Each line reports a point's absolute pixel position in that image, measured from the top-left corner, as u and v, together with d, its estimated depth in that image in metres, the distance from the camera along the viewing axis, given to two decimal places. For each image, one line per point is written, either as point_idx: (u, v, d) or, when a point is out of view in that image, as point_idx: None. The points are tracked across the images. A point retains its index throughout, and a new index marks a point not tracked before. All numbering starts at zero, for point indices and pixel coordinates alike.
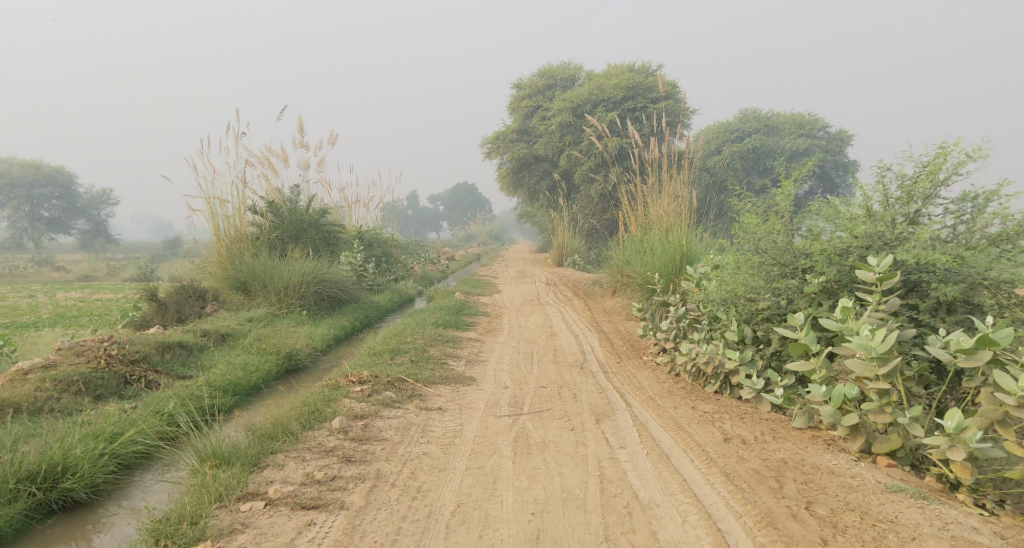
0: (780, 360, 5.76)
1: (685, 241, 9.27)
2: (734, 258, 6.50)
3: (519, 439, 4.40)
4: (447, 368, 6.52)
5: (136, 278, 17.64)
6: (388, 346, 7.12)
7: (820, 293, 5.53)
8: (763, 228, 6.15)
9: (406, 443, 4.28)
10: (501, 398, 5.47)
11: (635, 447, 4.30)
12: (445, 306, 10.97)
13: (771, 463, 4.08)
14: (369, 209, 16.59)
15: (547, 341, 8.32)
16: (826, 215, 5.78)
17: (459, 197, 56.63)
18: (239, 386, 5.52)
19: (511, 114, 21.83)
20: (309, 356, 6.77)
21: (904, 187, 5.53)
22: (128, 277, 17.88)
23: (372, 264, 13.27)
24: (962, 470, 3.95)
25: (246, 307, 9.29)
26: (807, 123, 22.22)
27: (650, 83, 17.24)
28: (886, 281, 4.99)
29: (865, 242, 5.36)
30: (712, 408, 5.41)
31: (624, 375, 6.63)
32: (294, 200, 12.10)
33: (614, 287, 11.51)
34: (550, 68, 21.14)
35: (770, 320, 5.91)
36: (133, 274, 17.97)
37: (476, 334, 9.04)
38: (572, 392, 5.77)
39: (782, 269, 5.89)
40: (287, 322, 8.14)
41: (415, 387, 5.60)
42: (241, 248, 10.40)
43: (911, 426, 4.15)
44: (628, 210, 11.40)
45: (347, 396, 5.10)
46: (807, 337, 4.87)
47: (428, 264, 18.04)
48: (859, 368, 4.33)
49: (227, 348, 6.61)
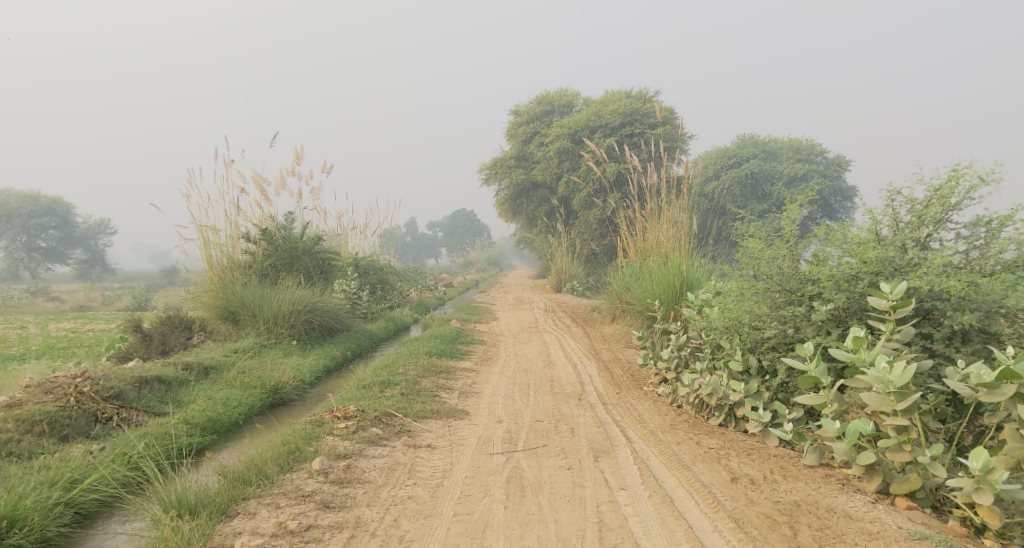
0: (787, 393, 5.56)
1: (686, 267, 9.04)
2: (738, 285, 6.27)
3: (512, 480, 4.13)
4: (439, 401, 6.24)
5: (130, 307, 17.35)
6: (379, 378, 6.85)
7: (828, 321, 5.32)
8: (767, 253, 5.92)
9: (391, 486, 4.00)
10: (495, 434, 5.20)
11: (636, 489, 4.02)
12: (441, 334, 10.71)
13: (782, 506, 3.81)
14: (365, 236, 16.39)
15: (545, 371, 8.06)
16: (834, 240, 5.57)
17: (458, 224, 56.54)
18: (217, 424, 5.25)
19: (509, 140, 21.77)
20: (296, 389, 6.51)
21: (915, 211, 5.32)
22: (122, 307, 17.59)
23: (367, 292, 13.03)
24: (990, 514, 3.71)
25: (235, 338, 9.03)
26: (805, 148, 22.19)
27: (648, 109, 17.18)
28: (900, 309, 4.77)
29: (875, 267, 5.15)
30: (717, 443, 5.14)
31: (624, 407, 6.36)
32: (288, 227, 11.89)
33: (614, 314, 11.27)
34: (548, 94, 21.10)
35: (777, 350, 5.71)
36: (127, 303, 17.69)
37: (472, 363, 8.77)
38: (569, 426, 5.50)
39: (788, 296, 5.67)
40: (275, 353, 7.88)
41: (404, 422, 5.32)
42: (232, 277, 10.17)
43: (933, 466, 3.89)
44: (628, 237, 11.19)
45: (329, 433, 4.82)
46: (818, 369, 4.63)
47: (425, 290, 17.80)
48: (877, 403, 4.08)
49: (210, 381, 6.34)
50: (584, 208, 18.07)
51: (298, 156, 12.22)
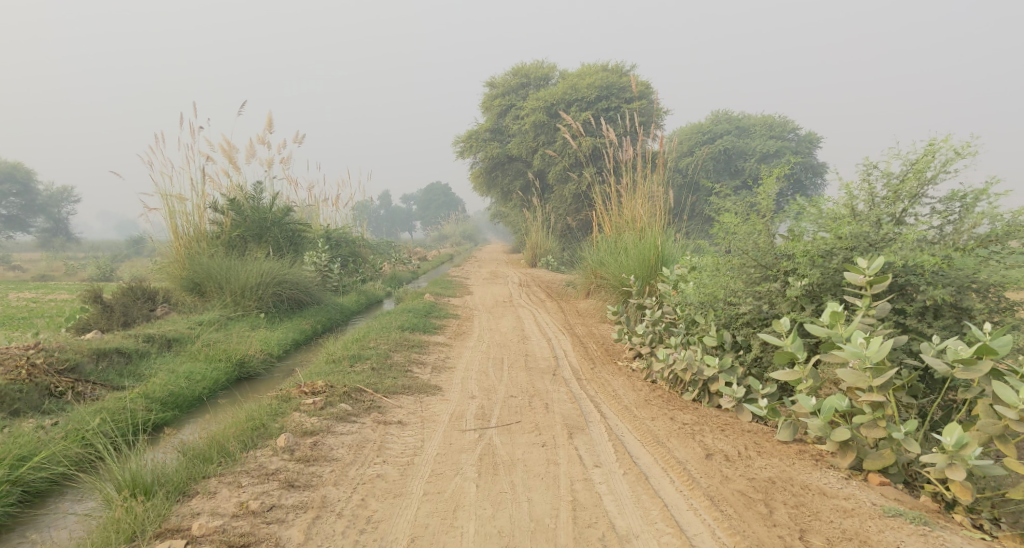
0: (761, 368, 5.53)
1: (661, 242, 8.98)
2: (714, 260, 6.21)
3: (484, 457, 4.03)
4: (411, 377, 6.12)
5: (94, 278, 16.89)
6: (349, 352, 6.70)
7: (802, 297, 5.28)
8: (743, 228, 5.85)
9: (359, 464, 3.88)
10: (467, 410, 5.10)
11: (611, 466, 3.95)
12: (413, 308, 10.56)
13: (757, 484, 3.76)
14: (337, 208, 16.11)
15: (519, 345, 7.97)
16: (810, 215, 5.51)
17: (432, 197, 56.03)
18: (178, 399, 5.08)
19: (484, 112, 21.48)
20: (263, 363, 6.34)
21: (890, 186, 5.29)
22: (85, 277, 17.13)
23: (338, 264, 12.81)
24: (962, 490, 3.69)
25: (200, 310, 8.79)
26: (777, 125, 22.26)
27: (624, 83, 17.04)
28: (876, 285, 4.71)
29: (850, 243, 5.10)
30: (691, 419, 5.09)
31: (598, 382, 6.30)
32: (257, 197, 11.60)
33: (588, 288, 11.21)
34: (523, 66, 20.79)
35: (751, 325, 5.67)
36: (90, 273, 17.23)
37: (445, 338, 8.65)
38: (543, 402, 5.42)
39: (763, 271, 5.62)
40: (242, 326, 7.68)
41: (373, 398, 5.19)
42: (199, 248, 9.89)
43: (907, 442, 3.86)
44: (603, 211, 11.09)
45: (296, 409, 4.67)
46: (794, 344, 4.57)
47: (398, 264, 17.58)
48: (853, 379, 4.04)
49: (172, 354, 6.14)
50: (559, 182, 17.93)
51: (267, 124, 11.88)
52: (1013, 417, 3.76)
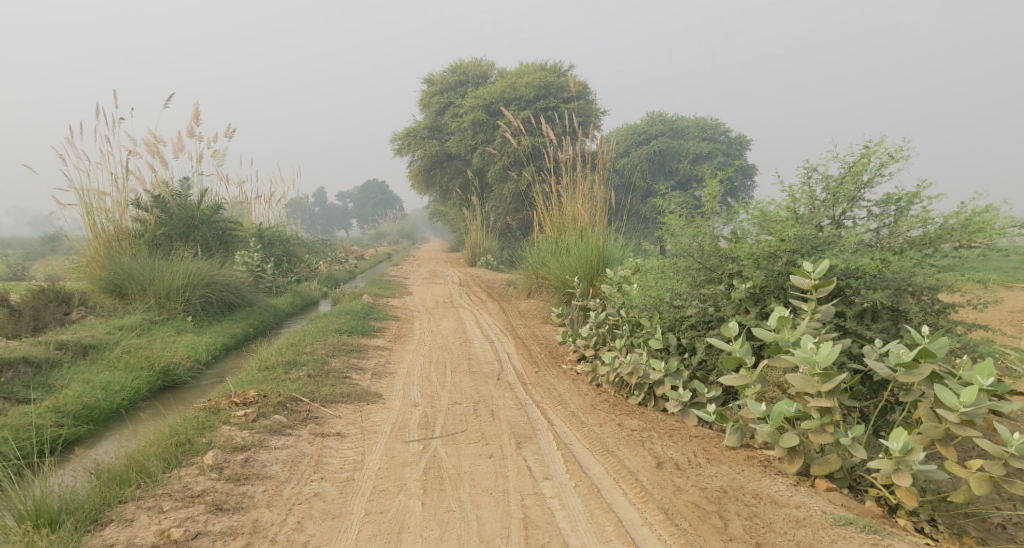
0: (706, 371, 5.50)
1: (603, 243, 8.93)
2: (658, 262, 6.18)
3: (429, 471, 3.84)
4: (350, 384, 5.84)
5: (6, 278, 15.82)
6: (283, 358, 6.38)
7: (746, 299, 5.28)
8: (687, 230, 5.81)
9: (294, 482, 3.63)
10: (410, 419, 4.89)
11: (562, 479, 3.82)
12: (350, 310, 10.22)
13: (710, 494, 3.70)
14: (270, 205, 15.56)
15: (461, 348, 7.78)
16: (752, 217, 5.51)
17: (368, 195, 55.08)
18: (94, 412, 4.71)
19: (422, 110, 21.14)
20: (190, 371, 5.97)
21: (830, 189, 5.33)
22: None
23: (270, 264, 12.32)
24: (907, 496, 3.64)
25: (120, 313, 8.26)
26: (709, 127, 22.74)
27: (563, 83, 17.05)
28: (821, 288, 4.70)
29: (793, 245, 5.10)
30: (639, 425, 5.02)
31: (543, 387, 6.17)
32: (184, 194, 11.04)
33: (530, 289, 11.11)
34: (462, 64, 20.55)
35: (696, 328, 5.65)
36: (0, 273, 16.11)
37: (384, 341, 8.38)
38: (488, 409, 5.25)
39: (708, 274, 5.59)
40: (166, 330, 7.24)
41: (310, 408, 4.92)
42: (120, 247, 9.31)
43: (854, 447, 3.82)
44: (544, 211, 10.99)
45: (225, 422, 4.36)
46: (742, 348, 4.51)
47: (335, 263, 17.11)
48: (802, 384, 3.99)
49: (88, 362, 5.71)
50: (498, 180, 17.78)
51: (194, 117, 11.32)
52: (955, 421, 3.72)
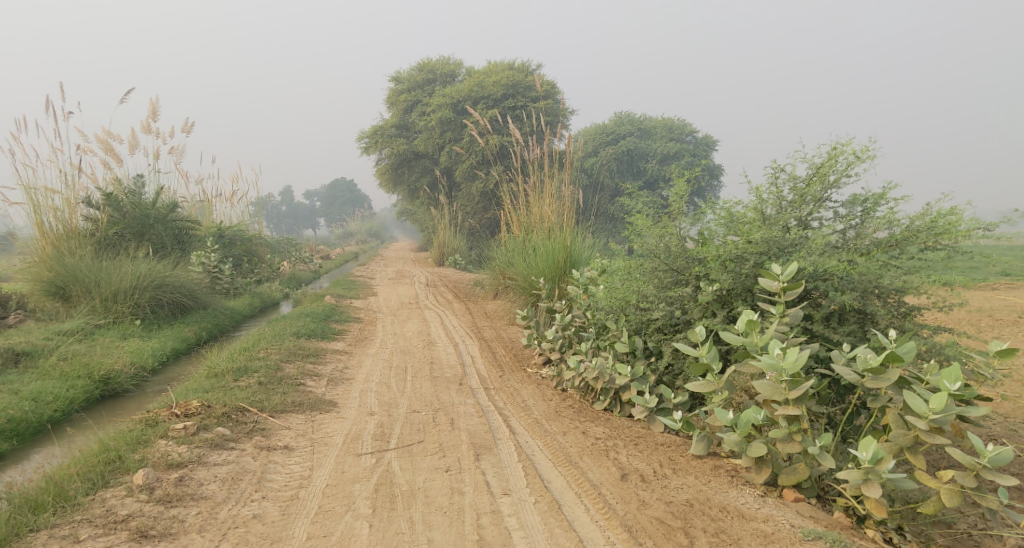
0: (673, 375, 5.34)
1: (570, 243, 8.75)
2: (624, 264, 6.01)
3: (380, 488, 3.65)
4: (304, 391, 5.57)
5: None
6: (234, 364, 6.07)
7: (713, 302, 5.14)
8: (653, 231, 5.65)
9: (232, 503, 3.46)
10: (365, 430, 4.65)
11: (521, 494, 3.63)
12: (311, 312, 9.91)
13: (675, 508, 3.53)
14: (232, 204, 15.13)
15: (424, 351, 7.53)
16: (720, 218, 5.39)
17: (336, 194, 54.35)
18: (20, 425, 4.46)
19: (389, 107, 20.78)
20: (133, 378, 5.66)
21: (798, 189, 5.22)
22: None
23: (229, 265, 11.92)
24: (877, 507, 3.47)
25: (64, 317, 7.86)
26: (676, 128, 22.79)
27: (530, 82, 16.89)
28: (790, 292, 4.53)
29: (761, 247, 4.97)
30: (604, 432, 4.84)
31: (507, 392, 5.96)
32: (138, 192, 10.63)
33: (496, 289, 10.89)
34: (429, 61, 20.26)
35: (662, 332, 5.50)
36: None
37: (344, 345, 8.10)
38: (448, 417, 5.03)
39: (675, 276, 5.44)
40: (112, 335, 6.89)
41: (258, 419, 4.64)
42: (70, 247, 8.90)
43: (822, 456, 3.63)
44: (510, 211, 10.78)
45: (162, 436, 4.07)
46: (709, 354, 4.32)
47: (298, 263, 16.71)
48: (769, 391, 3.79)
49: (22, 371, 5.38)
50: (465, 180, 17.53)
51: (149, 112, 10.90)
52: (925, 428, 3.53)
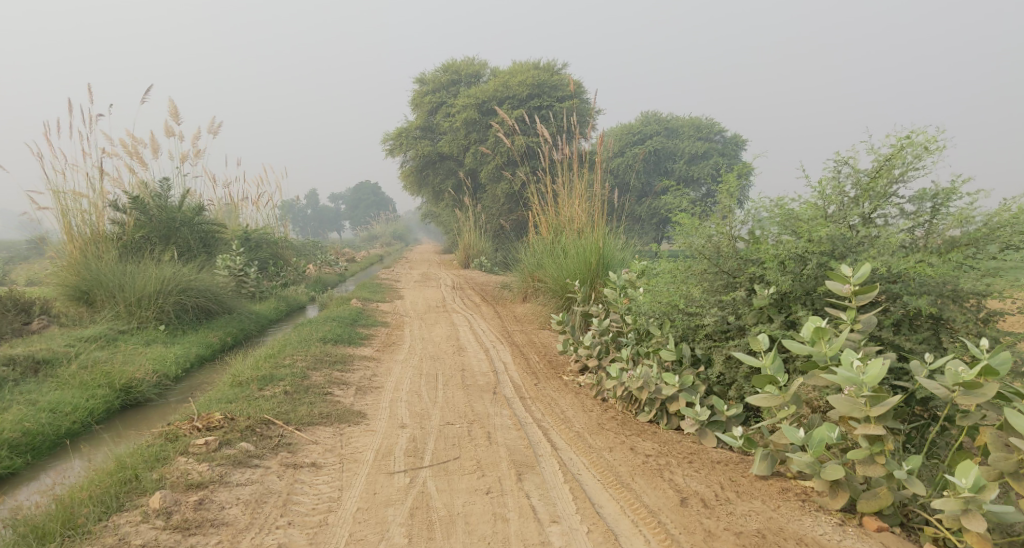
0: (724, 385, 4.95)
1: (604, 244, 8.39)
2: (669, 265, 5.62)
3: (417, 512, 3.41)
4: (330, 402, 5.27)
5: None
6: (259, 372, 5.80)
7: (770, 306, 4.75)
8: (700, 229, 5.27)
9: (255, 531, 3.20)
10: (396, 445, 4.34)
11: (572, 522, 3.44)
12: (337, 316, 9.65)
13: (745, 540, 3.31)
14: (258, 207, 14.98)
15: (454, 358, 7.21)
16: (774, 216, 5.00)
17: (361, 197, 54.47)
18: (36, 439, 4.22)
19: (414, 109, 20.58)
20: (156, 387, 5.42)
21: (860, 184, 4.82)
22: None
23: (255, 268, 11.70)
24: (978, 542, 3.08)
25: (87, 322, 7.66)
26: (705, 127, 22.08)
27: (557, 81, 16.55)
28: (861, 296, 4.07)
29: (824, 247, 4.57)
30: (654, 448, 4.50)
31: (544, 401, 5.63)
32: (164, 195, 10.48)
33: (526, 292, 10.54)
34: (454, 62, 20.03)
35: (713, 338, 5.11)
36: None
37: (372, 350, 7.81)
38: (485, 430, 4.71)
39: (726, 279, 5.06)
40: (135, 342, 6.67)
41: (283, 432, 4.35)
42: (97, 250, 8.74)
43: (910, 481, 3.24)
44: (539, 211, 10.43)
45: (183, 453, 3.78)
46: (773, 365, 3.93)
47: (324, 265, 16.52)
48: (846, 408, 3.40)
49: (42, 381, 5.16)
50: (491, 181, 17.22)
51: (172, 113, 10.74)
52: None
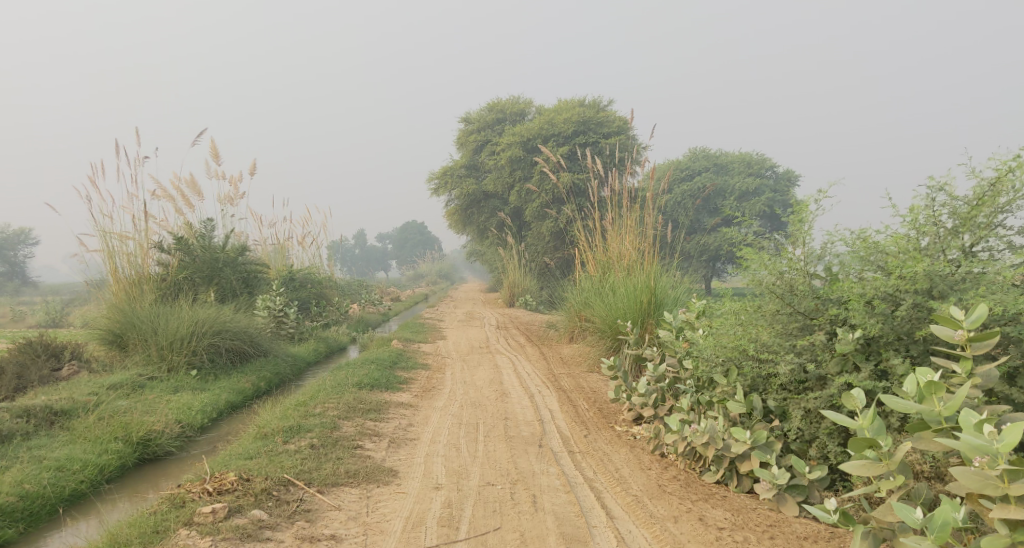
0: (804, 443, 4.29)
1: (656, 281, 7.81)
2: (735, 305, 5.00)
3: None
4: (360, 457, 4.78)
5: (42, 324, 14.74)
6: (286, 423, 5.36)
7: (856, 353, 4.11)
8: (770, 265, 4.65)
9: None
10: (429, 510, 3.84)
11: None
12: (376, 358, 9.23)
13: None
14: (304, 246, 14.82)
15: (497, 404, 6.67)
16: (855, 250, 4.40)
17: (407, 236, 54.81)
18: (34, 504, 3.88)
19: (460, 148, 20.41)
20: (176, 440, 5.02)
21: (958, 214, 4.16)
22: (32, 324, 15.09)
23: (295, 308, 11.38)
24: None
25: (117, 368, 7.40)
26: (755, 163, 21.45)
27: (603, 118, 16.13)
28: (977, 343, 3.43)
29: (920, 284, 3.96)
30: (726, 517, 3.90)
31: (596, 457, 5.04)
32: (208, 236, 10.33)
33: (573, 332, 9.97)
34: (499, 101, 19.84)
35: (788, 389, 4.47)
36: (37, 319, 15.19)
37: (410, 396, 7.33)
38: (529, 492, 4.17)
39: (801, 321, 4.43)
40: (165, 389, 6.33)
41: (303, 495, 3.90)
42: (139, 293, 8.57)
43: None
44: (586, 248, 9.90)
45: (186, 523, 3.46)
46: (873, 426, 3.30)
47: (368, 305, 16.23)
48: (977, 483, 2.77)
49: (58, 434, 4.81)
50: (536, 219, 16.83)
51: (214, 155, 10.62)
52: None
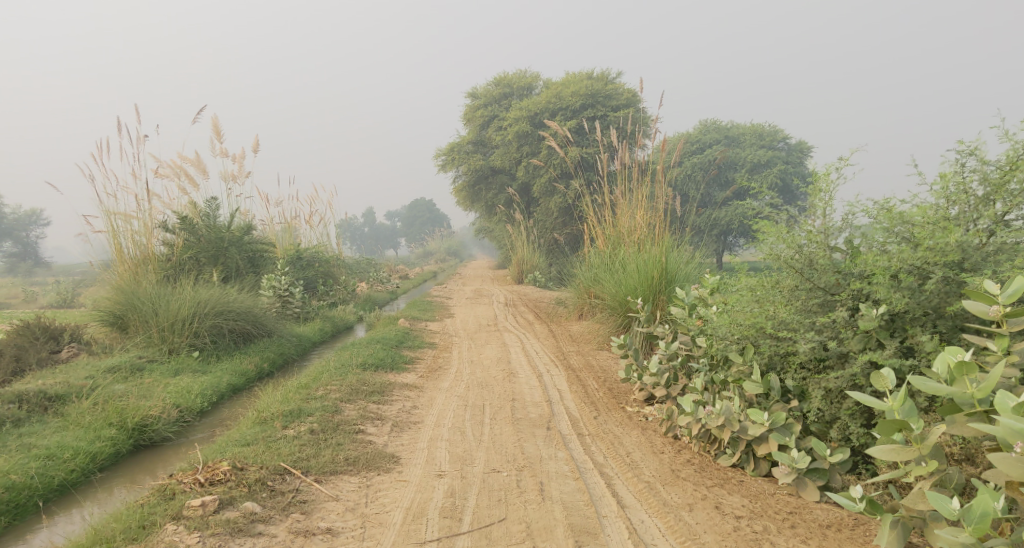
0: (824, 425, 4.06)
1: (667, 256, 7.56)
2: (750, 282, 4.75)
3: None
4: (361, 443, 4.61)
5: (52, 305, 14.69)
6: (287, 407, 5.20)
7: (881, 330, 3.86)
8: (788, 238, 4.39)
9: None
10: (431, 500, 3.66)
11: None
12: (382, 337, 9.06)
13: None
14: (310, 225, 14.63)
15: (505, 385, 6.49)
16: (879, 221, 4.13)
17: (416, 213, 54.54)
18: (20, 496, 3.75)
19: (467, 124, 20.08)
20: (173, 425, 4.87)
21: (990, 180, 3.88)
22: (44, 304, 15.03)
23: (301, 288, 11.21)
24: None
25: (118, 350, 7.26)
26: (767, 134, 20.99)
27: (611, 90, 15.76)
28: (1014, 319, 3.18)
29: (950, 257, 3.71)
30: (744, 504, 3.70)
31: (607, 440, 4.85)
32: (212, 215, 10.16)
33: (582, 309, 9.74)
34: (505, 75, 19.46)
35: (807, 368, 4.23)
36: (47, 300, 15.13)
37: (417, 377, 7.16)
38: (536, 479, 3.99)
39: (821, 297, 4.18)
40: (165, 372, 6.18)
41: (299, 485, 3.73)
42: (144, 273, 8.42)
43: None
44: (595, 224, 9.63)
45: (174, 518, 3.31)
46: (904, 408, 3.08)
47: (376, 283, 16.05)
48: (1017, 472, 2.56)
49: (51, 421, 4.66)
50: (545, 194, 16.54)
51: (216, 133, 10.41)
52: None
